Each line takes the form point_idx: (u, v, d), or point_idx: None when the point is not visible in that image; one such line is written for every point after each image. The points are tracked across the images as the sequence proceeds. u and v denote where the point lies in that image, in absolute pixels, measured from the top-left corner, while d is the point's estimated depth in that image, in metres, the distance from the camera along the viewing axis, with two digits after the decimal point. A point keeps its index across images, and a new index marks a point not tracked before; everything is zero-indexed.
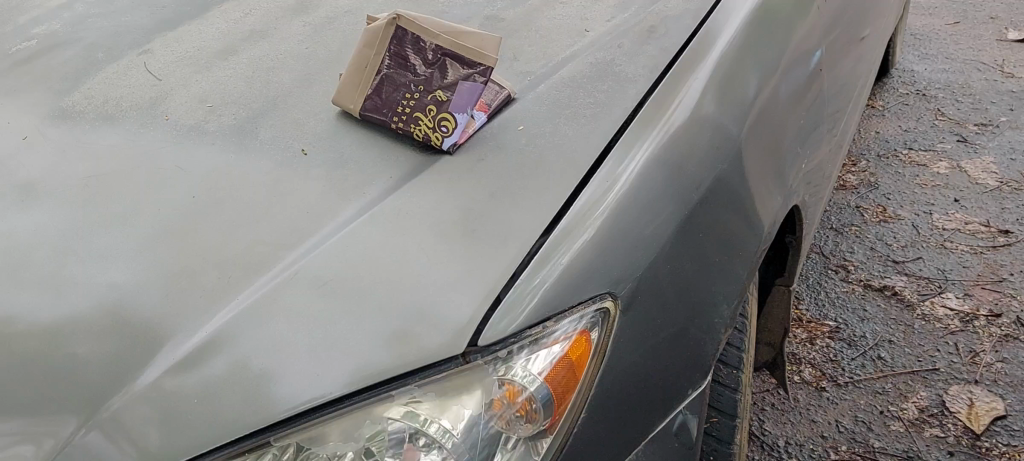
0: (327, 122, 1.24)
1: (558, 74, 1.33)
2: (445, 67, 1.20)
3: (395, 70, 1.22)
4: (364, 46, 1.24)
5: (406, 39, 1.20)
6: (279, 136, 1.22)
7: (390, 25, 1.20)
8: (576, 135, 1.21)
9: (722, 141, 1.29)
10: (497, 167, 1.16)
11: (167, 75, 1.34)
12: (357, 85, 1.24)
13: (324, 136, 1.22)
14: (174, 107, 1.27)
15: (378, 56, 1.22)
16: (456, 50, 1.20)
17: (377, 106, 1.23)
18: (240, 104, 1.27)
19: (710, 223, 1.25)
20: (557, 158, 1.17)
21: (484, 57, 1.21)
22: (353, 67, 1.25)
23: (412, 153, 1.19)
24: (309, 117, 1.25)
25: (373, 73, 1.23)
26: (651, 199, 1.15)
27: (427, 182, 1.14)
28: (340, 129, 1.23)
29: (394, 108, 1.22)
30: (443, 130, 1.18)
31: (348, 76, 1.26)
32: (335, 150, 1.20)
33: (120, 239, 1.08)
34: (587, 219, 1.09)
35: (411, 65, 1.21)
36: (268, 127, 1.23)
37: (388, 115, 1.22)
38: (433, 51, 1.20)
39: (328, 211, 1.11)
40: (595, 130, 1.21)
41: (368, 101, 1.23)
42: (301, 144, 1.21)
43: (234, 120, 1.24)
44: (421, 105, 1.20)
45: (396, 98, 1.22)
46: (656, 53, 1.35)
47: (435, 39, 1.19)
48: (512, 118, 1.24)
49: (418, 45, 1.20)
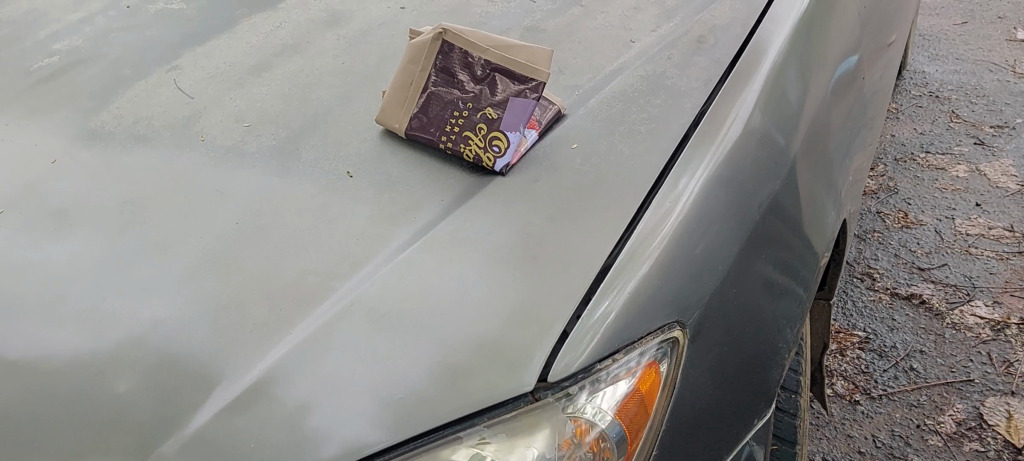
0: (370, 142, 1.19)
1: (608, 87, 1.27)
2: (497, 84, 1.15)
3: (443, 87, 1.16)
4: (408, 61, 1.18)
5: (454, 55, 1.15)
6: (323, 157, 1.16)
7: (437, 39, 1.15)
8: (635, 153, 1.15)
9: (780, 157, 1.23)
10: (553, 187, 1.11)
11: (200, 93, 1.28)
12: (400, 102, 1.18)
13: (369, 156, 1.16)
14: (208, 126, 1.21)
15: (425, 72, 1.16)
16: (509, 65, 1.14)
17: (422, 125, 1.16)
18: (278, 123, 1.21)
19: (768, 241, 1.20)
20: (616, 178, 1.12)
21: (538, 72, 1.15)
22: (398, 84, 1.19)
23: (461, 173, 1.14)
24: (351, 136, 1.19)
25: (419, 89, 1.17)
26: (716, 220, 1.09)
27: (481, 205, 1.09)
28: (385, 149, 1.17)
29: (441, 126, 1.15)
30: (494, 150, 1.12)
31: (391, 92, 1.20)
32: (382, 172, 1.14)
33: (163, 270, 1.02)
34: (653, 239, 1.03)
35: (460, 82, 1.15)
36: (309, 147, 1.17)
37: (433, 134, 1.16)
38: (484, 67, 1.15)
39: (379, 237, 1.05)
40: (653, 147, 1.16)
41: (412, 118, 1.17)
42: (345, 166, 1.15)
43: (273, 141, 1.18)
44: (470, 123, 1.14)
45: (443, 116, 1.15)
46: (708, 65, 1.30)
47: (487, 54, 1.14)
48: (564, 135, 1.19)
49: (467, 61, 1.15)
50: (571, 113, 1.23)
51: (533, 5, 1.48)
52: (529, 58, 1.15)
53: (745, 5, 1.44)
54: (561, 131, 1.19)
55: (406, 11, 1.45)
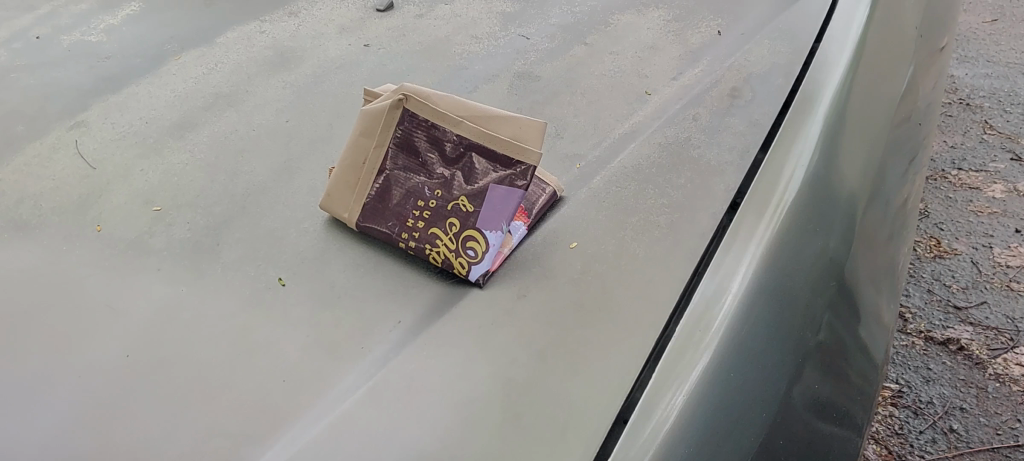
0: (310, 234, 0.93)
1: (618, 158, 1.01)
2: (473, 167, 0.88)
3: (405, 169, 0.91)
4: (361, 132, 0.93)
5: (418, 129, 0.89)
6: (248, 256, 0.91)
7: (397, 108, 0.89)
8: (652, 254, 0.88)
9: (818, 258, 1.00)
10: (546, 307, 0.84)
11: (105, 161, 1.03)
12: (350, 184, 0.92)
13: (308, 256, 0.91)
14: (109, 210, 0.97)
15: (382, 149, 0.91)
16: (488, 142, 0.88)
17: (374, 216, 0.91)
18: (198, 209, 0.96)
19: (806, 366, 0.95)
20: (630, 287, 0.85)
21: (525, 151, 0.87)
22: (349, 160, 0.93)
23: (423, 283, 0.87)
24: (289, 227, 0.94)
25: (373, 170, 0.92)
26: (754, 356, 0.84)
27: (447, 334, 0.82)
28: (330, 247, 0.92)
29: (399, 219, 0.90)
30: (469, 255, 0.86)
31: (338, 170, 0.94)
32: (323, 280, 0.88)
33: (22, 423, 0.77)
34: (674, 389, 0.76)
35: (427, 164, 0.90)
36: (233, 243, 0.92)
37: (389, 229, 0.90)
38: (455, 144, 0.89)
39: (313, 380, 0.79)
40: (676, 246, 0.89)
41: (363, 207, 0.91)
42: (277, 270, 0.89)
43: (189, 233, 0.94)
44: (437, 217, 0.88)
45: (404, 206, 0.90)
46: (743, 130, 1.03)
47: (460, 128, 0.88)
48: (562, 230, 0.91)
49: (435, 136, 0.89)
50: (571, 195, 0.96)
51: (525, 43, 1.22)
52: (514, 133, 0.88)
53: (787, 47, 1.18)
54: (556, 223, 0.93)
55: (371, 51, 1.20)
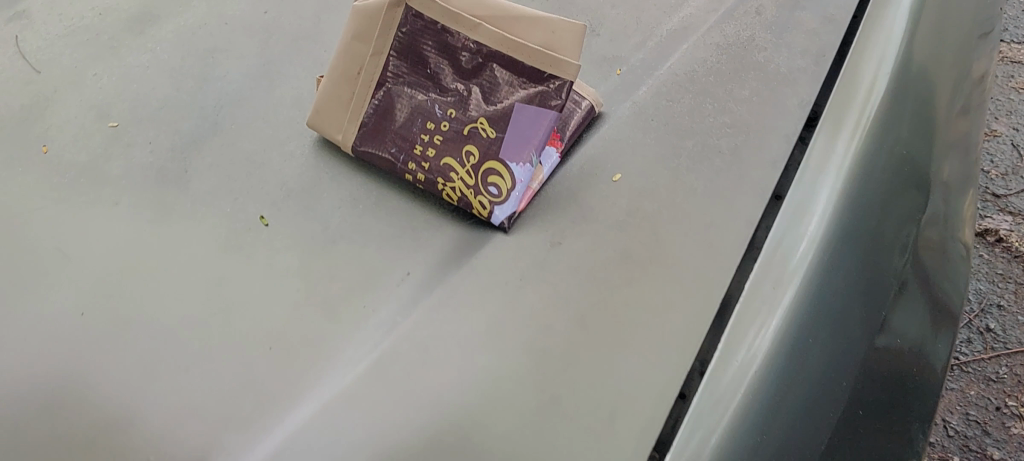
0: (298, 160, 0.77)
1: (670, 63, 0.83)
2: (494, 82, 0.71)
3: (408, 83, 0.73)
4: (354, 35, 0.74)
5: (426, 32, 0.72)
6: (221, 189, 0.75)
7: (398, 6, 0.71)
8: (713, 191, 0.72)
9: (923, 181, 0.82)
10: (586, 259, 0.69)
11: (52, 65, 0.86)
12: (343, 100, 0.75)
13: (296, 189, 0.75)
14: (56, 126, 0.80)
15: (381, 56, 0.73)
16: (513, 51, 0.70)
17: (374, 141, 0.74)
18: (162, 126, 0.80)
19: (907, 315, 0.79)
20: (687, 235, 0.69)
21: (560, 64, 0.70)
22: (338, 71, 0.75)
23: (437, 228, 0.72)
24: (271, 150, 0.78)
25: (371, 81, 0.74)
26: (849, 316, 0.68)
27: (467, 293, 0.67)
28: (322, 175, 0.76)
29: (404, 146, 0.73)
30: (492, 194, 0.71)
31: (325, 82, 0.76)
32: (315, 218, 0.73)
33: None
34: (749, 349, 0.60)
35: (436, 77, 0.72)
36: (205, 171, 0.76)
37: (393, 157, 0.73)
38: (472, 53, 0.71)
39: (306, 345, 0.65)
40: (741, 180, 0.73)
41: (362, 128, 0.74)
42: (259, 206, 0.74)
43: (151, 157, 0.77)
44: (452, 145, 0.73)
45: (410, 129, 0.74)
46: (819, 26, 0.85)
47: (478, 32, 0.70)
48: (602, 161, 0.76)
49: (445, 43, 0.71)
50: (610, 112, 0.80)
51: None
52: (546, 40, 0.70)
53: None
54: (594, 151, 0.77)
55: None
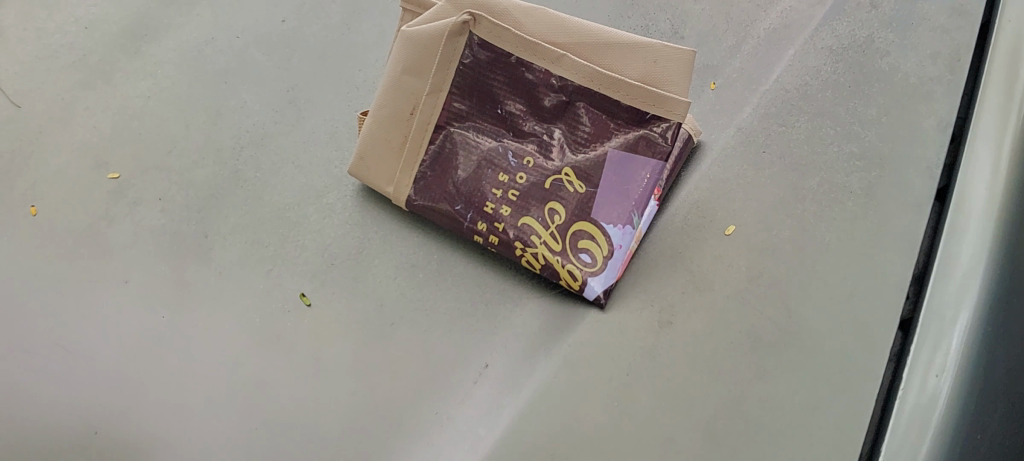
0: (340, 216, 0.64)
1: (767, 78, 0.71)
2: (584, 125, 0.58)
3: (475, 125, 0.61)
4: (405, 67, 0.62)
5: (498, 66, 0.60)
6: (252, 260, 0.62)
7: (462, 34, 0.60)
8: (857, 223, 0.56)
9: None
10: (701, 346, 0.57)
11: (33, 96, 0.71)
12: (394, 145, 0.63)
13: (341, 257, 0.62)
14: (46, 178, 0.67)
15: (439, 94, 0.61)
16: (606, 88, 0.57)
17: (435, 196, 0.62)
18: (172, 176, 0.66)
19: None
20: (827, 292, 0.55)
21: (666, 100, 0.56)
22: (386, 110, 0.63)
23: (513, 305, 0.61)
24: (308, 204, 0.65)
25: (427, 123, 0.62)
26: None
27: (561, 395, 0.56)
28: (371, 236, 0.63)
29: (472, 203, 0.60)
30: (585, 262, 0.57)
31: (369, 123, 0.64)
32: (369, 296, 0.61)
33: None
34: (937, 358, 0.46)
35: (512, 119, 0.60)
36: (230, 235, 0.63)
37: (458, 217, 0.61)
38: (555, 90, 0.58)
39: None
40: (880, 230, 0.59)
41: (419, 179, 0.62)
42: (300, 283, 0.62)
43: (163, 218, 0.64)
44: (531, 201, 0.59)
45: (478, 182, 0.60)
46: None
47: (562, 66, 0.58)
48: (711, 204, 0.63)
49: (522, 78, 0.59)
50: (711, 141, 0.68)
51: None
52: (647, 72, 0.57)
53: None
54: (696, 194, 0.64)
55: None
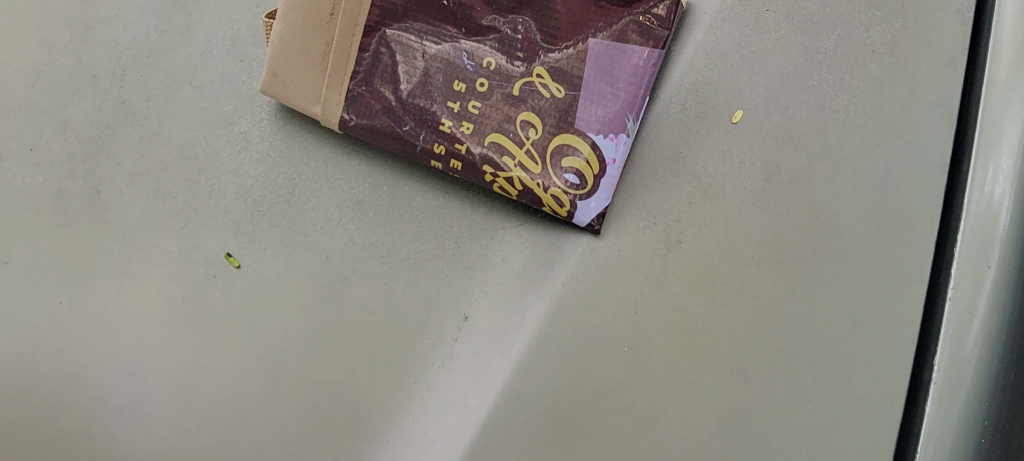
0: (258, 147, 0.52)
1: None
2: (555, 12, 0.47)
3: (417, 24, 0.49)
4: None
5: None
6: (159, 215, 0.51)
7: None
8: (884, 107, 0.47)
9: None
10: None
11: None
12: (313, 56, 0.50)
13: (269, 200, 0.51)
14: None
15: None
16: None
17: (377, 115, 0.50)
18: (42, 117, 0.53)
19: None
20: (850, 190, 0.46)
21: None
22: (298, 12, 0.49)
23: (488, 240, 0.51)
24: (217, 136, 0.52)
25: (355, 24, 0.49)
26: None
27: (558, 347, 0.47)
28: (302, 172, 0.52)
29: (425, 121, 0.49)
30: (573, 181, 0.47)
31: (275, 31, 0.50)
32: (310, 248, 0.51)
33: None
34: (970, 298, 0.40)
35: (462, 11, 0.49)
36: (128, 186, 0.51)
37: (409, 139, 0.50)
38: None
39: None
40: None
41: (353, 96, 0.50)
42: (225, 240, 0.50)
43: (39, 174, 0.52)
44: (496, 113, 0.48)
45: (427, 93, 0.49)
46: None
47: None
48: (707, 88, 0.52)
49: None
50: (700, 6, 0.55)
51: None
52: None
53: None
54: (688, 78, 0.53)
55: None
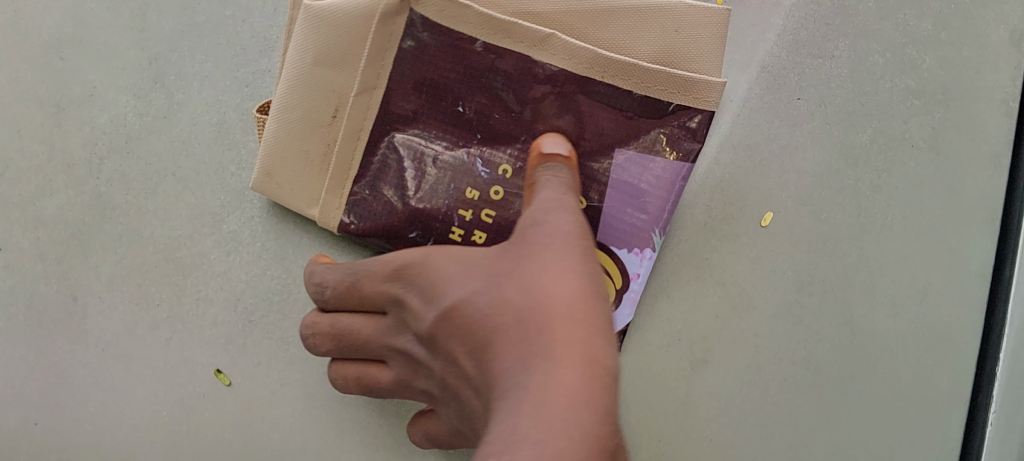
0: (249, 249, 0.48)
1: None
2: (581, 123, 0.43)
3: (430, 129, 0.44)
4: (318, 57, 0.43)
5: (459, 51, 0.43)
6: (142, 327, 0.47)
7: (400, 14, 0.42)
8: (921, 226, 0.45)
9: None
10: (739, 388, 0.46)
11: None
12: (312, 158, 0.46)
13: (262, 309, 0.48)
14: None
15: (374, 92, 0.44)
16: (612, 75, 0.42)
17: (381, 222, 0.46)
18: (11, 211, 0.48)
19: None
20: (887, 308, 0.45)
21: (696, 84, 0.42)
22: (297, 113, 0.45)
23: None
24: (203, 236, 0.48)
25: (359, 129, 0.45)
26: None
27: None
28: (298, 276, 0.48)
29: (433, 230, 0.45)
30: None
31: (271, 129, 0.45)
32: (306, 365, 0.47)
33: None
34: None
35: (478, 119, 0.44)
36: (107, 293, 0.48)
37: (418, 246, 0.46)
38: (541, 82, 0.43)
39: None
40: (953, 208, 0.47)
41: (355, 200, 0.46)
42: (213, 357, 0.47)
43: (10, 277, 0.48)
44: (515, 224, 0.45)
45: (436, 201, 0.45)
46: None
47: (552, 50, 0.42)
48: (734, 187, 0.47)
49: (495, 67, 0.43)
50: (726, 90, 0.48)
51: None
52: (663, 49, 0.42)
53: None
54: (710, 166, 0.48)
55: None
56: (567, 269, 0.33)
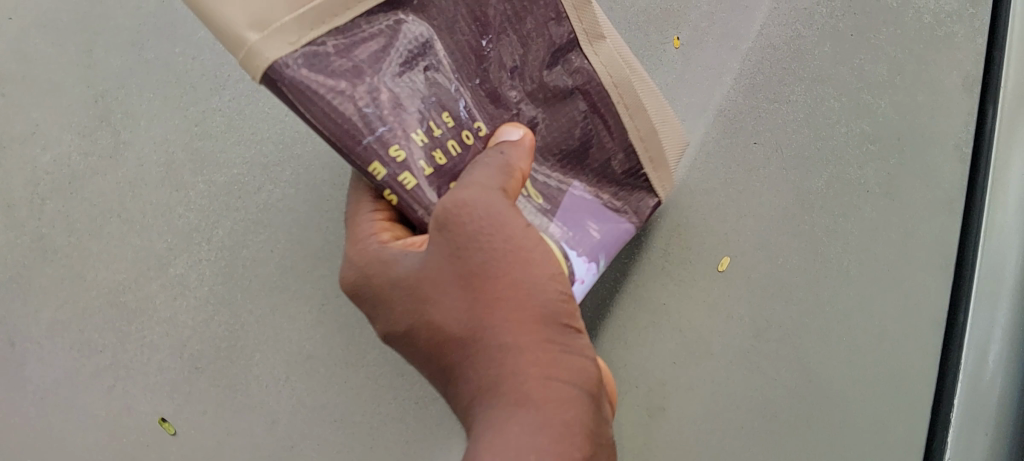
0: (196, 293, 0.47)
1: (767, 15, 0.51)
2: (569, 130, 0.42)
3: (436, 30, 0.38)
4: None
5: None
6: (85, 374, 0.46)
7: None
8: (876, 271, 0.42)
9: None
10: (695, 444, 0.44)
11: None
12: None
13: (208, 356, 0.46)
14: None
15: None
16: (625, 104, 0.43)
17: (328, 93, 0.34)
18: None
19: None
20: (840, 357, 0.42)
21: (656, 158, 0.45)
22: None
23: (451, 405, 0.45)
24: (149, 280, 0.47)
25: None
26: None
27: None
28: (247, 320, 0.46)
29: (390, 121, 0.36)
30: None
31: None
32: (251, 411, 0.45)
33: None
34: None
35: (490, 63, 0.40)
36: (48, 338, 0.46)
37: (360, 122, 0.35)
38: (569, 72, 0.42)
39: None
40: (910, 257, 0.41)
41: (320, 45, 0.34)
42: (156, 405, 0.46)
43: None
44: (418, 204, 0.36)
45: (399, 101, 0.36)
46: None
47: (596, 51, 0.43)
48: (693, 234, 0.48)
49: (521, 49, 0.41)
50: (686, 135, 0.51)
51: None
52: (639, 129, 0.44)
53: None
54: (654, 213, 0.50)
55: None
56: (517, 316, 0.33)
